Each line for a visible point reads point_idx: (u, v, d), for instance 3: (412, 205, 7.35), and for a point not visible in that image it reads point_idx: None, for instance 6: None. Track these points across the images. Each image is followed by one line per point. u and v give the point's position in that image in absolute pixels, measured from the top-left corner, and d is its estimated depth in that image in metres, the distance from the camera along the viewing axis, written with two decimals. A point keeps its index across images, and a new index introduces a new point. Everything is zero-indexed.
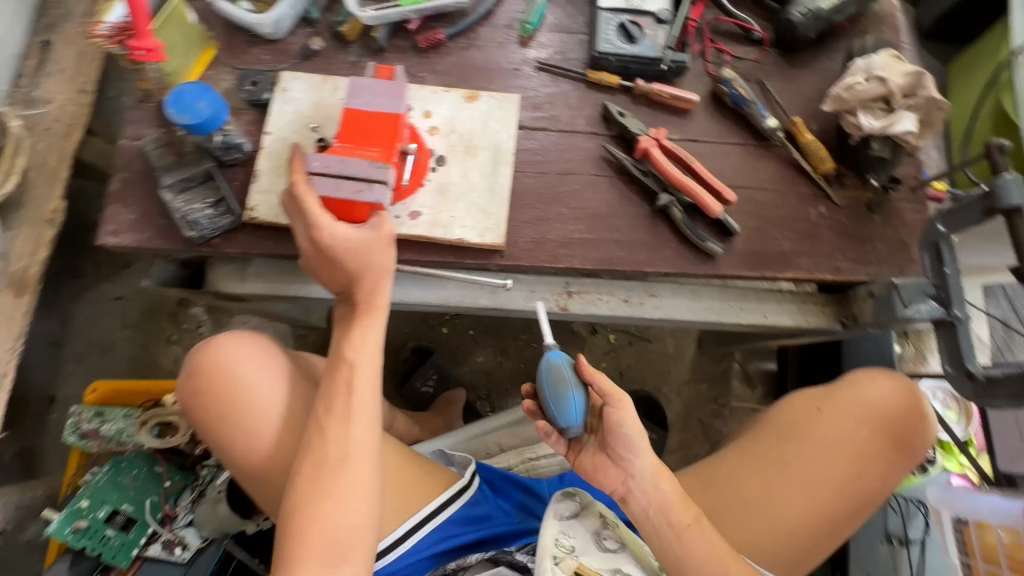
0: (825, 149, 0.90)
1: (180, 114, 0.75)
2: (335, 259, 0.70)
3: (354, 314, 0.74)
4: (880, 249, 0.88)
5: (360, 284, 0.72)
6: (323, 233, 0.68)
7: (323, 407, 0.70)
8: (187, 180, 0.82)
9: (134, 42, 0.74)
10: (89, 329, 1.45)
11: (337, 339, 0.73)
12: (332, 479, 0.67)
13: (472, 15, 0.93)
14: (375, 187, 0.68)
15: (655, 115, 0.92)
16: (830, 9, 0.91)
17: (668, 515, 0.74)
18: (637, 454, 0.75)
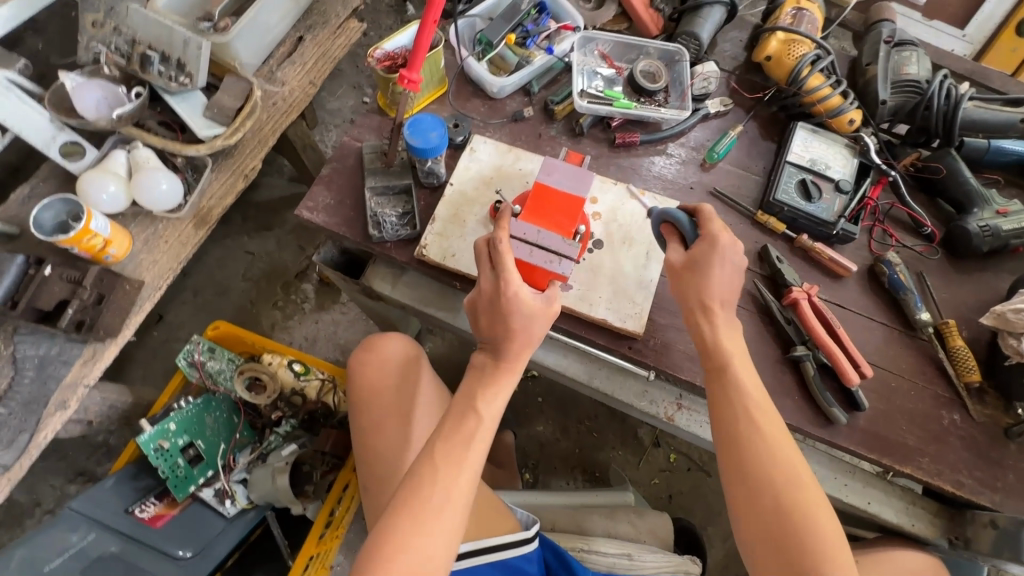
0: (973, 359, 0.89)
1: (413, 136, 0.87)
2: (504, 315, 0.73)
3: (492, 370, 0.74)
4: (1013, 480, 0.84)
5: (511, 345, 0.73)
6: (511, 287, 0.72)
7: (441, 445, 0.70)
8: (383, 188, 0.94)
9: (405, 71, 0.85)
10: (214, 270, 1.59)
11: (471, 387, 0.74)
12: (427, 519, 0.65)
13: (668, 130, 1.03)
14: (563, 261, 0.76)
15: (808, 270, 0.96)
16: (1009, 231, 0.93)
17: (726, 388, 0.72)
18: (694, 281, 0.77)
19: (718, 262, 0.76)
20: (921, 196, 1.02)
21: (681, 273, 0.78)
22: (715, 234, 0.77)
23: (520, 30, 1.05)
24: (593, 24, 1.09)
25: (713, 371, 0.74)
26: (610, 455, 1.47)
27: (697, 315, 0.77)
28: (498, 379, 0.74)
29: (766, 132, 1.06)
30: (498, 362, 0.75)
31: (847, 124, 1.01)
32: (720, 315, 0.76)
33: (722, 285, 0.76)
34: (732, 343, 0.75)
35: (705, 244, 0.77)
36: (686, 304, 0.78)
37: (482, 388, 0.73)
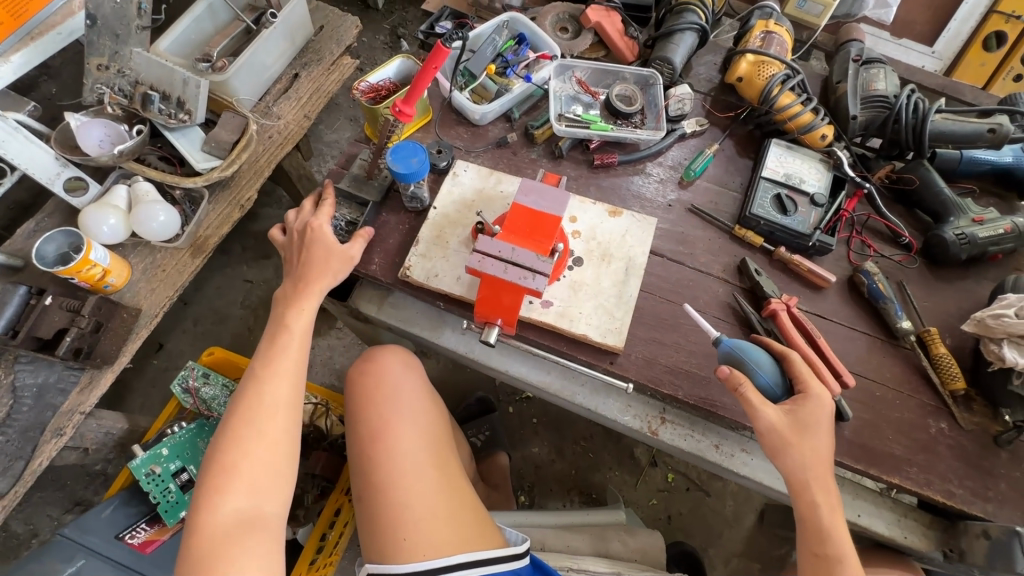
0: (957, 367, 0.89)
1: (396, 162, 0.89)
2: (308, 246, 0.86)
3: (293, 295, 0.84)
4: (1005, 489, 0.83)
5: (310, 267, 0.84)
6: (314, 225, 0.86)
7: (261, 365, 0.81)
8: (351, 195, 0.98)
9: (400, 104, 0.89)
10: (213, 298, 1.62)
11: (278, 311, 0.85)
12: (260, 427, 0.77)
13: (645, 150, 1.06)
14: (537, 277, 0.76)
15: (788, 282, 0.97)
16: (986, 239, 0.94)
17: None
18: (803, 447, 0.74)
19: (824, 432, 0.74)
20: (898, 207, 1.04)
21: (782, 430, 0.74)
22: (819, 398, 0.75)
23: (500, 60, 1.10)
24: (571, 53, 1.14)
25: (819, 554, 0.73)
26: (606, 476, 1.45)
27: (805, 486, 0.74)
28: (299, 300, 0.83)
29: (742, 150, 1.09)
30: (297, 286, 0.84)
31: (819, 140, 1.04)
32: (826, 489, 0.75)
33: (822, 453, 0.74)
34: (837, 523, 0.74)
35: (813, 410, 0.74)
36: (793, 481, 0.74)
37: (284, 310, 0.84)
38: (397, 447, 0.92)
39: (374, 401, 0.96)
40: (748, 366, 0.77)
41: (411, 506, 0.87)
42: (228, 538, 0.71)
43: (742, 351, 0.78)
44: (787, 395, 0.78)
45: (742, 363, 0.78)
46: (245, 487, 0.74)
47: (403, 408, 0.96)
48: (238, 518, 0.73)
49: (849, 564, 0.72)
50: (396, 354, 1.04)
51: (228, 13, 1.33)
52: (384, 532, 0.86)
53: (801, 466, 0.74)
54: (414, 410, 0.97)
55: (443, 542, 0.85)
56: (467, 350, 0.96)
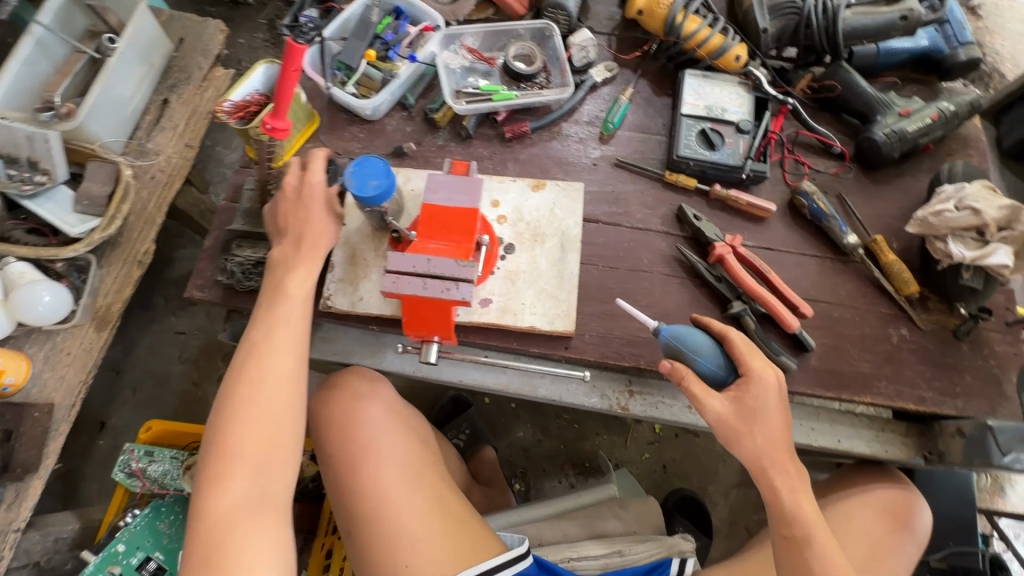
0: (908, 271, 0.87)
1: (352, 178, 0.76)
2: (304, 204, 0.77)
3: (292, 254, 0.76)
4: (970, 380, 0.83)
5: (308, 231, 0.77)
6: (308, 175, 0.78)
7: (257, 334, 0.73)
8: (251, 232, 0.87)
9: (269, 119, 0.78)
10: (147, 359, 1.49)
11: (274, 278, 0.76)
12: (260, 404, 0.70)
13: (557, 110, 0.98)
14: (461, 285, 0.70)
15: (729, 220, 0.93)
16: (915, 132, 0.91)
17: (809, 564, 0.67)
18: (754, 436, 0.69)
19: (774, 413, 0.70)
20: (825, 115, 0.99)
21: (730, 421, 0.69)
22: (763, 378, 0.70)
23: (379, 43, 0.98)
24: (456, 18, 1.03)
25: (790, 538, 0.69)
26: (596, 442, 1.43)
27: (763, 472, 0.70)
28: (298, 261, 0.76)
29: (658, 88, 1.02)
30: (295, 247, 0.77)
31: (734, 62, 0.97)
32: (791, 473, 0.70)
33: (777, 434, 0.70)
34: (802, 502, 0.69)
35: (758, 395, 0.70)
36: (754, 464, 0.70)
37: (280, 278, 0.76)
38: (378, 475, 0.83)
39: (341, 432, 0.87)
40: (687, 355, 0.72)
41: (405, 532, 0.81)
42: (237, 521, 0.66)
43: (684, 339, 0.72)
44: (733, 375, 0.73)
45: (681, 351, 0.72)
46: (249, 467, 0.68)
47: (376, 430, 0.87)
48: (247, 500, 0.67)
49: (819, 542, 0.68)
50: (353, 375, 0.93)
51: (63, 47, 1.15)
52: (378, 561, 0.80)
53: (757, 452, 0.70)
54: (388, 429, 0.88)
55: (444, 560, 0.80)
56: (414, 369, 0.90)
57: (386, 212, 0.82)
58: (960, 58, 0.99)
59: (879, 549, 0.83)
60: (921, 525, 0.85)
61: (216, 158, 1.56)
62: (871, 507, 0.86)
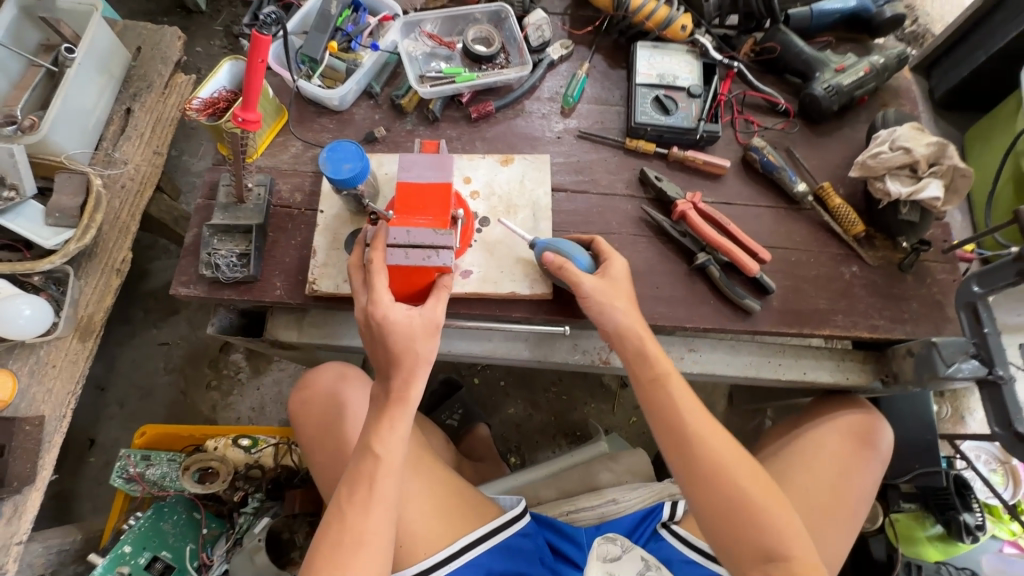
0: (855, 212, 0.95)
1: (327, 162, 0.79)
2: (381, 337, 0.72)
3: (384, 405, 0.73)
4: (916, 307, 0.91)
5: (396, 370, 0.72)
6: (379, 311, 0.71)
7: (347, 488, 0.72)
8: (231, 226, 0.90)
9: (240, 112, 0.80)
10: (132, 373, 1.49)
11: (365, 431, 0.74)
12: (351, 562, 0.68)
13: (519, 88, 1.02)
14: (441, 252, 0.72)
15: (689, 179, 0.98)
16: (850, 85, 0.98)
17: (667, 414, 0.77)
18: (618, 303, 0.80)
19: (627, 284, 0.82)
20: (769, 76, 1.06)
21: (602, 291, 0.80)
22: (618, 260, 0.83)
23: (340, 35, 1.00)
24: (414, 7, 1.06)
25: (648, 387, 0.79)
26: (585, 411, 1.48)
27: (624, 332, 0.79)
28: (386, 414, 0.73)
29: (613, 62, 1.07)
30: (387, 395, 0.74)
31: (681, 31, 1.03)
32: (645, 335, 0.80)
33: (631, 303, 0.81)
34: (659, 352, 0.79)
35: (617, 270, 0.82)
36: (610, 331, 0.80)
37: (373, 431, 0.73)
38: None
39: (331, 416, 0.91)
40: (565, 253, 0.82)
41: (413, 519, 0.84)
42: None
43: (559, 245, 0.83)
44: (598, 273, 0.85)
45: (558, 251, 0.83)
46: None
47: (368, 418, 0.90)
48: None
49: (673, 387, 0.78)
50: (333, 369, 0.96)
51: (17, 61, 1.14)
52: None
53: (616, 322, 0.79)
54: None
55: (452, 531, 0.85)
56: None
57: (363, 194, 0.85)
58: (885, 16, 1.06)
59: (845, 470, 0.91)
60: (886, 444, 0.93)
61: (184, 166, 1.56)
62: (838, 431, 0.94)
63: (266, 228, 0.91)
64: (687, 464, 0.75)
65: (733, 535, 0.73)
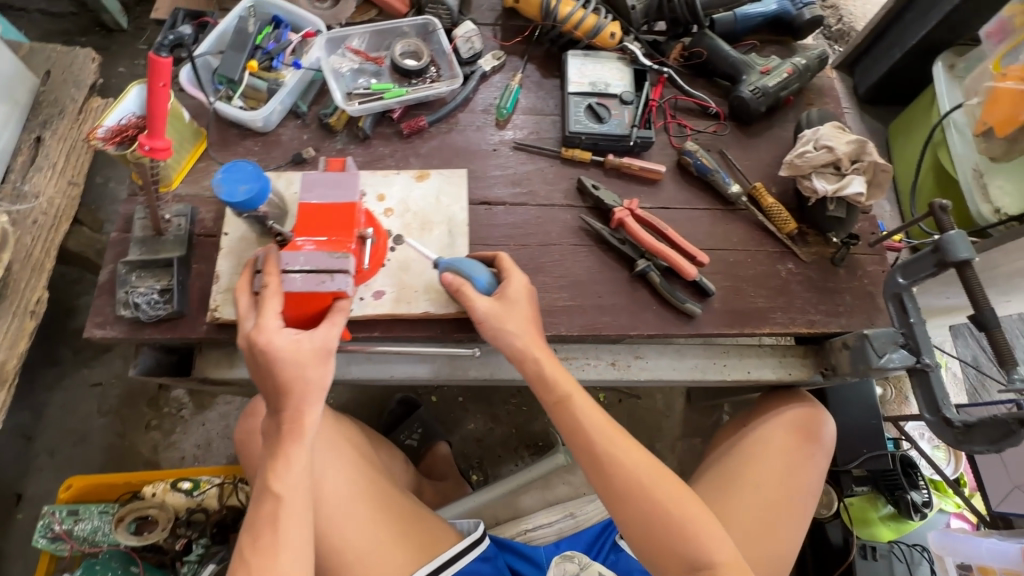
0: (786, 210, 0.97)
1: (222, 183, 0.75)
2: (267, 367, 0.66)
3: (278, 438, 0.68)
4: (849, 300, 0.94)
5: (286, 400, 0.67)
6: (262, 337, 0.66)
7: (248, 537, 0.66)
8: (149, 261, 0.84)
9: (145, 138, 0.75)
10: (62, 418, 1.39)
11: (262, 468, 0.68)
12: None
13: (452, 102, 1.00)
14: (336, 277, 0.69)
15: (626, 186, 0.98)
16: (775, 86, 1.00)
17: (581, 434, 0.77)
18: (513, 324, 0.78)
19: (525, 301, 0.80)
20: (699, 80, 1.08)
21: (496, 312, 0.78)
22: (515, 277, 0.81)
23: (260, 53, 0.96)
24: (338, 22, 1.03)
25: (557, 408, 0.78)
26: (546, 420, 1.47)
27: (523, 353, 0.78)
28: (284, 452, 0.67)
29: (546, 71, 1.06)
30: (281, 425, 0.68)
31: (610, 39, 1.03)
32: (543, 356, 0.78)
33: (524, 322, 0.79)
34: (558, 370, 0.79)
35: (515, 288, 0.80)
36: (512, 355, 0.79)
37: (269, 467, 0.67)
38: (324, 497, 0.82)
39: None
40: (465, 273, 0.80)
41: (359, 553, 0.79)
42: None
43: (460, 265, 0.81)
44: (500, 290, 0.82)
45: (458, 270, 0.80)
46: None
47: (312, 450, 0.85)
48: None
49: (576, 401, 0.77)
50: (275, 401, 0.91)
51: None
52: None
53: (516, 344, 0.78)
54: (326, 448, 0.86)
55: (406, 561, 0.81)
56: (341, 372, 0.90)
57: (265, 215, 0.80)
58: (805, 18, 1.09)
59: (792, 464, 0.93)
60: (829, 438, 0.95)
61: (109, 195, 1.47)
62: (782, 428, 0.96)
63: (190, 260, 0.86)
64: (604, 483, 0.75)
65: (659, 547, 0.72)
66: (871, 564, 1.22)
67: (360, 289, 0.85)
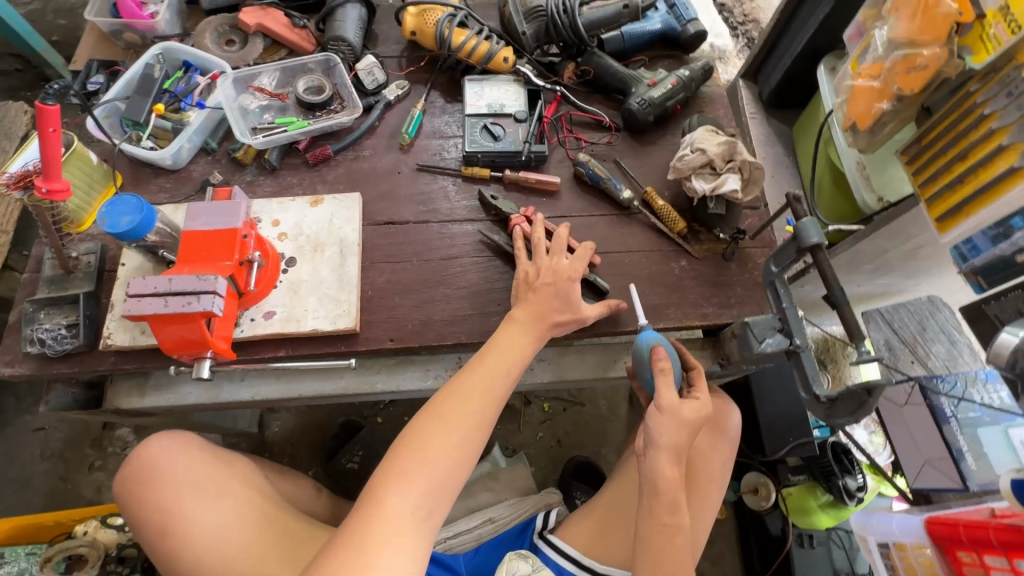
0: (676, 211, 1.02)
1: (105, 217, 0.79)
2: (565, 290, 0.86)
3: (543, 317, 0.85)
4: (741, 291, 0.98)
5: (567, 308, 0.86)
6: (575, 270, 0.87)
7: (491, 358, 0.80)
8: (56, 299, 0.87)
9: (42, 181, 0.79)
10: (7, 466, 1.38)
11: (505, 333, 0.83)
12: (452, 415, 0.74)
13: (356, 130, 1.06)
14: (202, 297, 0.73)
15: (526, 198, 1.04)
16: (661, 97, 1.06)
17: (667, 535, 0.76)
18: (663, 421, 0.80)
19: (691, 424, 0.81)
20: (595, 95, 1.14)
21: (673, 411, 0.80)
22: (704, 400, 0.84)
23: (169, 96, 1.02)
24: (245, 62, 1.09)
25: (656, 481, 0.78)
26: (491, 434, 1.48)
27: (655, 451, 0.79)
28: (539, 327, 0.84)
29: (449, 96, 1.13)
30: (549, 311, 0.85)
31: (504, 63, 1.09)
32: (671, 466, 0.79)
33: (677, 440, 0.80)
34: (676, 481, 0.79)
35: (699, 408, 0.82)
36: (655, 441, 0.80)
37: (513, 323, 0.84)
38: (209, 542, 0.81)
39: (147, 491, 0.83)
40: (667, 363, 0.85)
41: None
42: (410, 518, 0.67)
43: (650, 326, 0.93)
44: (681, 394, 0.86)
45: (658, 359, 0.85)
46: (427, 485, 0.69)
47: (186, 493, 0.83)
48: (419, 505, 0.68)
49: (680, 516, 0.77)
50: (156, 441, 0.87)
51: None
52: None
53: (663, 442, 0.79)
54: (201, 491, 0.84)
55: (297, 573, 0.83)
56: (253, 395, 0.93)
57: (155, 245, 0.85)
58: (689, 33, 1.16)
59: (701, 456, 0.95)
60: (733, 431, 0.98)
61: None
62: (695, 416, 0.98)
63: (98, 295, 0.89)
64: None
65: None
66: (808, 552, 1.24)
67: (250, 311, 0.89)
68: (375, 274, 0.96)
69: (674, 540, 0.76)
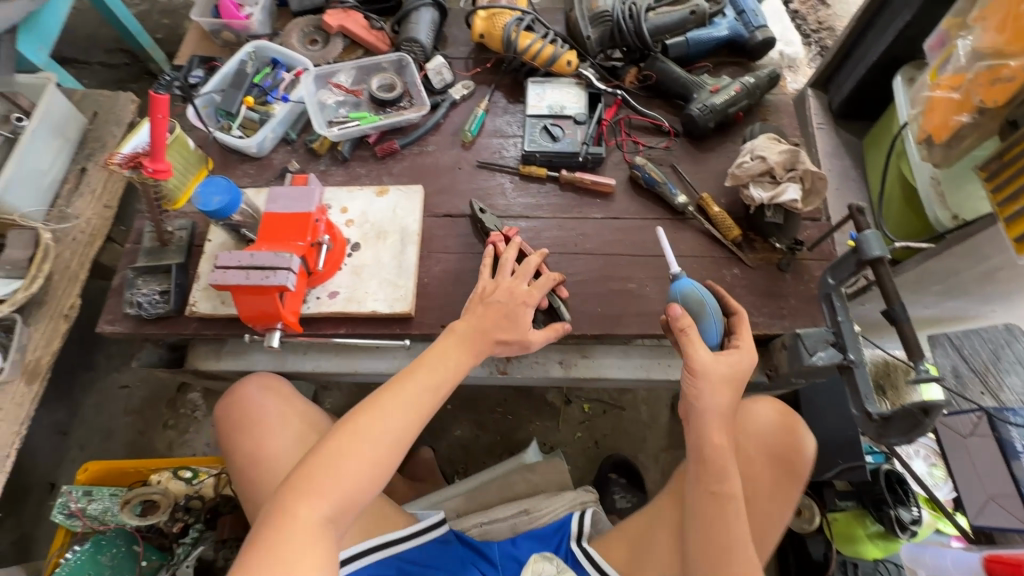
0: (732, 218, 1.01)
1: (198, 196, 0.87)
2: (507, 314, 0.83)
3: (477, 343, 0.82)
4: (794, 303, 0.96)
5: (507, 331, 0.83)
6: (535, 296, 0.85)
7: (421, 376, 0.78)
8: (153, 267, 0.98)
9: (150, 162, 0.89)
10: (94, 417, 1.54)
11: (435, 352, 0.81)
12: (361, 439, 0.72)
13: (422, 127, 1.11)
14: (279, 273, 0.81)
15: (580, 199, 1.06)
16: (723, 103, 1.06)
17: (726, 517, 0.75)
18: (704, 388, 0.78)
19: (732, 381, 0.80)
20: (656, 100, 1.15)
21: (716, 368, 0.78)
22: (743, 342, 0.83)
23: (257, 90, 1.12)
24: (326, 61, 1.18)
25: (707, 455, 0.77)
26: (530, 429, 1.51)
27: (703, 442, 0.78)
28: (468, 350, 0.81)
29: (511, 97, 1.17)
30: (484, 335, 0.82)
31: (566, 66, 1.12)
32: (722, 439, 0.78)
33: (719, 399, 0.78)
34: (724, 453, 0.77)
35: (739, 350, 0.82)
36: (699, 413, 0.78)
37: (443, 343, 0.82)
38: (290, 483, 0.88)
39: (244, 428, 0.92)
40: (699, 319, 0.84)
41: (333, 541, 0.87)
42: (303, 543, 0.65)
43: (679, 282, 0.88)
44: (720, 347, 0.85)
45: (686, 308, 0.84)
46: (329, 507, 0.68)
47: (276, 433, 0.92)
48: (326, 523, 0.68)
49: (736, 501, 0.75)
50: (254, 383, 0.95)
51: None
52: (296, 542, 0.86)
53: (706, 408, 0.78)
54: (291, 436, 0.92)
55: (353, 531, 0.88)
56: (314, 367, 1.00)
57: (239, 223, 0.94)
58: (757, 40, 1.15)
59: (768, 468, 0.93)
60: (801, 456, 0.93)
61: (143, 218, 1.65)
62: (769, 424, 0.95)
63: (188, 266, 0.99)
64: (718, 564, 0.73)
65: None
66: None
67: (317, 289, 0.96)
68: (431, 262, 1.01)
69: (732, 525, 0.74)
